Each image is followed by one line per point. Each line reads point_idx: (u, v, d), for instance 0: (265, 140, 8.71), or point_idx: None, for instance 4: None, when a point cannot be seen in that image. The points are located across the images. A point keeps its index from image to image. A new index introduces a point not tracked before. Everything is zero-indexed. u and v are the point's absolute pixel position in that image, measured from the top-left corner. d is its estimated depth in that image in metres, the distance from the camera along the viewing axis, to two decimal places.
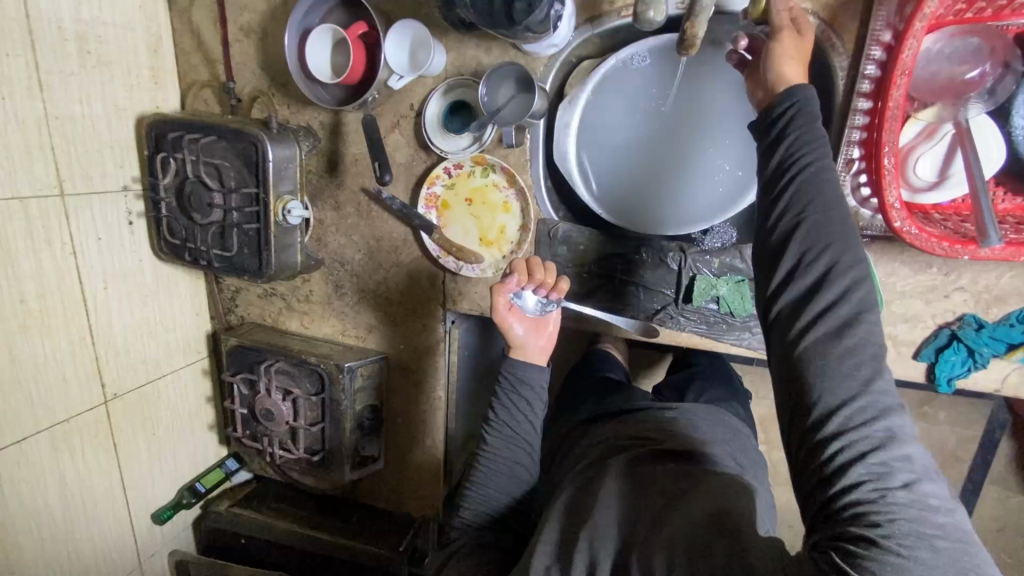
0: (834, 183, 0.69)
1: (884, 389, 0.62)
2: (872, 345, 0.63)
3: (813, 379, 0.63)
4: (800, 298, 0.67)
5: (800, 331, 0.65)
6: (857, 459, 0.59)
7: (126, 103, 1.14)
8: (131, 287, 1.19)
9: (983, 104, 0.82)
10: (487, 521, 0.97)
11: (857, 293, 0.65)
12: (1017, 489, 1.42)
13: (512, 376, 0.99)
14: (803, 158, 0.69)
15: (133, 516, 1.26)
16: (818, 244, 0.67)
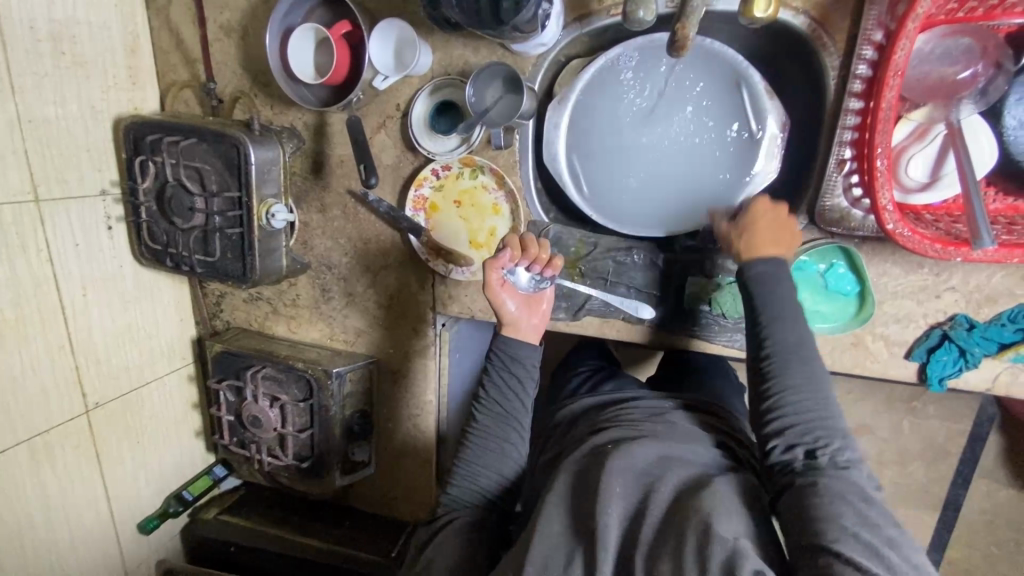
0: (803, 345, 0.82)
1: (876, 519, 0.69)
2: (858, 485, 0.73)
3: (813, 497, 0.71)
4: (793, 451, 0.77)
5: (794, 474, 0.76)
6: (863, 554, 0.64)
7: (103, 105, 1.10)
8: (111, 292, 1.16)
9: (975, 104, 0.81)
10: (473, 499, 0.93)
11: (837, 437, 0.77)
12: (1005, 482, 1.44)
13: (503, 353, 0.96)
14: (774, 332, 0.82)
15: (118, 527, 1.24)
16: (796, 401, 0.79)
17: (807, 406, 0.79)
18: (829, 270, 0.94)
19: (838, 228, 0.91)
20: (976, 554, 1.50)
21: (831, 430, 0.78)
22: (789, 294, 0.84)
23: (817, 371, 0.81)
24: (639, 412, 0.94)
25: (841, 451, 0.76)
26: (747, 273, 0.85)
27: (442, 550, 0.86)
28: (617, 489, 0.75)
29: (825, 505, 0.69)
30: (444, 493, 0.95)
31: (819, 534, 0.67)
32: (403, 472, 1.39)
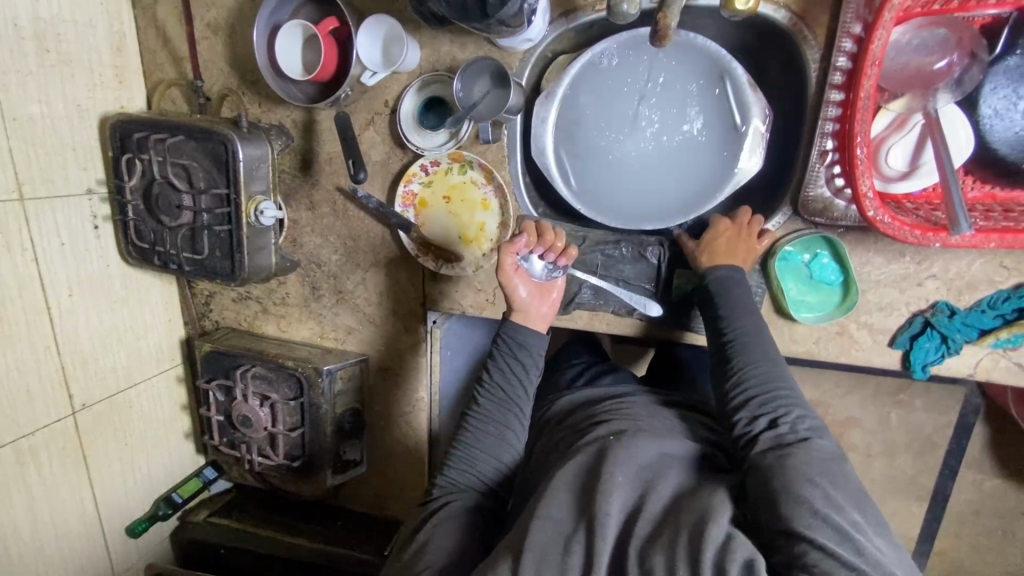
0: (760, 335, 0.89)
1: (844, 492, 0.70)
2: (824, 457, 0.75)
3: (777, 472, 0.73)
4: (755, 425, 0.81)
5: (757, 442, 0.79)
6: (832, 539, 0.65)
7: (89, 104, 1.09)
8: (98, 292, 1.15)
9: (951, 94, 0.82)
10: (470, 483, 0.91)
11: (796, 411, 0.81)
12: (991, 471, 1.46)
13: (511, 340, 0.97)
14: (733, 322, 0.90)
15: (106, 530, 1.22)
16: (756, 381, 0.85)
17: (767, 385, 0.84)
18: (814, 260, 0.96)
19: (821, 218, 0.93)
20: (964, 543, 1.52)
21: (791, 407, 0.82)
22: (746, 293, 0.92)
23: (775, 357, 0.87)
24: (637, 407, 0.94)
25: (801, 423, 0.80)
26: (710, 274, 0.94)
27: (438, 531, 0.84)
28: (618, 479, 0.75)
29: (791, 485, 0.70)
30: (440, 476, 0.93)
31: (787, 518, 0.67)
32: (394, 471, 1.39)
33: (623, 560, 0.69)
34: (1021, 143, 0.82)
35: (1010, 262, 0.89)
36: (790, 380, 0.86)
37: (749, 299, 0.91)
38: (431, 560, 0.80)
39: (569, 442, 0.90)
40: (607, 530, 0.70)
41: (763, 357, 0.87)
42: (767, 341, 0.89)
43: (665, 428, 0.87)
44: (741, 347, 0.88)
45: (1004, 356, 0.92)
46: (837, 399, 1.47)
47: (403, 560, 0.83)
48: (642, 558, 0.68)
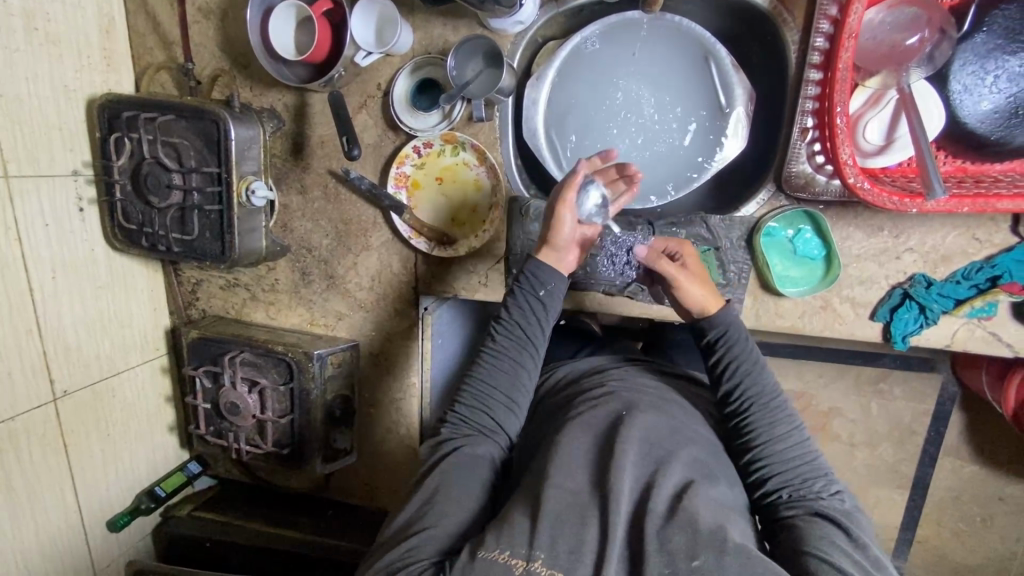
0: (774, 396, 0.87)
1: (860, 532, 0.74)
2: (842, 507, 0.78)
3: (804, 530, 0.74)
4: (775, 485, 0.81)
5: (780, 506, 0.79)
6: (853, 568, 0.68)
7: (76, 85, 1.08)
8: (83, 276, 1.13)
9: (923, 71, 0.87)
10: (480, 424, 0.91)
11: (813, 469, 0.82)
12: (970, 457, 1.49)
13: (533, 278, 0.94)
14: (745, 382, 0.89)
15: (86, 523, 1.19)
16: (770, 440, 0.84)
17: (784, 447, 0.84)
18: (797, 235, 1.00)
19: (804, 193, 0.96)
20: (945, 529, 1.55)
21: (810, 469, 0.82)
22: (749, 340, 0.91)
23: (789, 416, 0.86)
24: (635, 376, 0.96)
25: (821, 485, 0.80)
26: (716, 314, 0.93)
27: (450, 474, 0.83)
28: (629, 458, 0.74)
29: (816, 528, 0.73)
30: (450, 416, 0.92)
31: (807, 541, 0.72)
32: (384, 461, 1.37)
33: (641, 529, 0.68)
34: (989, 117, 0.87)
35: (982, 234, 0.94)
36: (803, 433, 0.86)
37: (753, 352, 0.90)
38: (444, 504, 0.79)
39: (571, 408, 0.90)
40: (622, 497, 0.70)
41: (774, 414, 0.86)
42: (779, 395, 0.88)
43: (665, 403, 0.88)
44: (752, 405, 0.87)
45: (979, 326, 0.96)
46: (821, 388, 1.47)
47: (410, 504, 0.81)
48: (662, 532, 0.67)
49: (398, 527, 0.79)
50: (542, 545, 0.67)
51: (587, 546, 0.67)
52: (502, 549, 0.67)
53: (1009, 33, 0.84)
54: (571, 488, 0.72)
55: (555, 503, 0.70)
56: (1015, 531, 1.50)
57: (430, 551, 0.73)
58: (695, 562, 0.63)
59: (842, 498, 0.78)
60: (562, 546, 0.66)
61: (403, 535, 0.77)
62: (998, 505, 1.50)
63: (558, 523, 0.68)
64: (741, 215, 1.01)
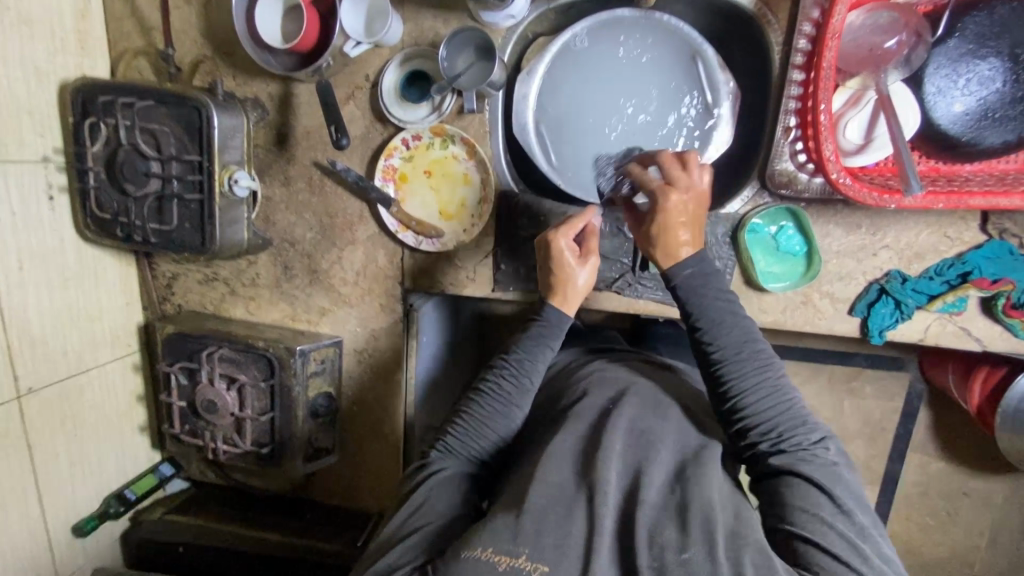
0: (749, 347, 0.84)
1: (841, 487, 0.74)
2: (825, 458, 0.77)
3: (792, 494, 0.74)
4: (760, 443, 0.80)
5: (765, 464, 0.79)
6: (838, 538, 0.69)
7: (49, 67, 1.04)
8: (52, 267, 1.08)
9: (899, 73, 0.92)
10: (468, 454, 0.88)
11: (796, 422, 0.80)
12: (936, 454, 1.54)
13: (539, 323, 0.94)
14: (715, 334, 0.85)
15: (50, 527, 1.12)
16: (750, 398, 0.81)
17: (761, 396, 0.81)
18: (780, 232, 1.02)
19: (787, 190, 0.99)
20: (913, 523, 1.59)
21: (790, 418, 0.80)
22: (718, 293, 0.87)
23: (764, 362, 0.83)
24: (625, 369, 0.96)
25: (802, 435, 0.79)
26: (676, 278, 0.87)
27: (432, 492, 0.81)
28: (616, 449, 0.74)
29: (803, 499, 0.73)
30: (439, 442, 0.89)
31: (794, 521, 0.71)
32: (366, 461, 1.34)
33: (630, 520, 0.67)
34: (960, 119, 0.92)
35: (953, 232, 0.98)
36: (783, 380, 0.83)
37: (720, 306, 0.86)
38: (423, 520, 0.77)
39: (559, 407, 0.89)
40: (610, 490, 0.69)
41: (752, 367, 0.83)
42: (756, 344, 0.84)
43: (657, 392, 0.88)
44: (730, 363, 0.83)
45: (950, 321, 1.00)
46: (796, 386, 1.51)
47: (393, 519, 0.80)
48: (651, 526, 0.66)
49: (384, 535, 0.78)
50: (528, 540, 0.65)
51: (575, 540, 0.66)
52: (486, 546, 0.65)
53: (979, 39, 0.89)
54: (559, 482, 0.71)
55: (543, 497, 0.69)
56: (978, 525, 1.55)
57: (409, 559, 0.72)
58: (684, 554, 0.63)
59: (825, 450, 0.78)
60: (548, 539, 0.65)
61: (387, 545, 0.76)
62: (963, 499, 1.55)
63: (546, 516, 0.67)
64: (726, 212, 1.03)
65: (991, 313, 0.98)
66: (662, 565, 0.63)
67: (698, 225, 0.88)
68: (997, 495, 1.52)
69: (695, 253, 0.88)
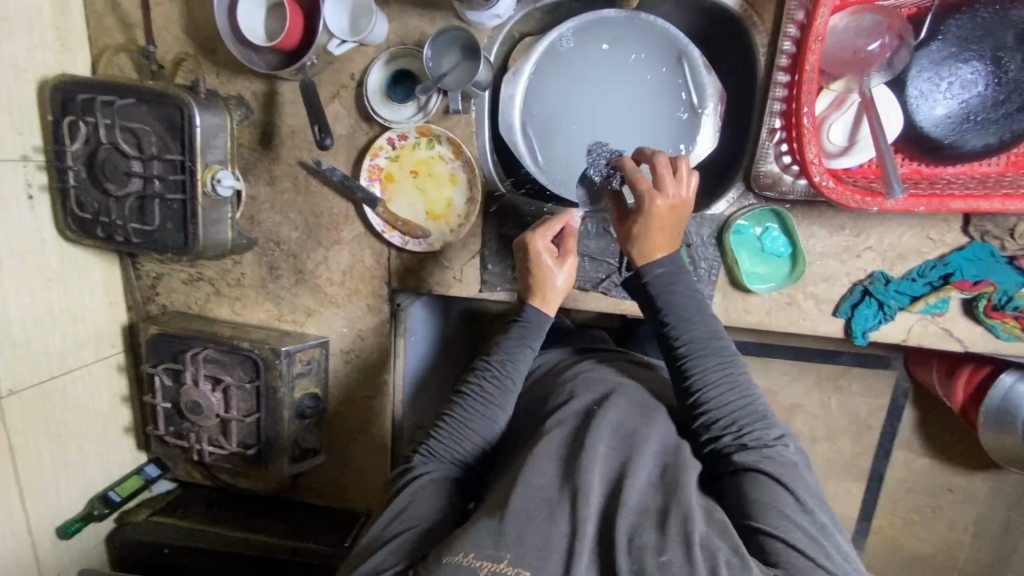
0: (713, 343, 0.86)
1: (802, 485, 0.75)
2: (785, 455, 0.78)
3: (751, 486, 0.74)
4: (720, 437, 0.81)
5: (725, 457, 0.79)
6: (799, 535, 0.68)
7: (28, 64, 1.02)
8: (33, 268, 1.06)
9: (883, 76, 0.92)
10: (451, 456, 0.88)
11: (756, 419, 0.81)
12: (920, 451, 1.56)
13: (522, 324, 0.94)
14: (681, 328, 0.87)
15: (33, 530, 1.11)
16: (712, 391, 0.83)
17: (723, 391, 0.83)
18: (764, 233, 1.03)
19: (771, 191, 0.99)
20: (898, 519, 1.61)
21: (752, 414, 0.82)
22: (687, 290, 0.89)
23: (727, 358, 0.85)
24: (609, 370, 0.96)
25: (763, 430, 0.80)
26: (648, 276, 0.89)
27: (416, 496, 0.81)
28: (599, 451, 0.74)
29: (767, 495, 0.72)
30: (423, 447, 0.89)
31: (761, 518, 0.70)
32: (354, 461, 1.33)
33: (612, 524, 0.68)
34: (942, 122, 0.92)
35: (935, 234, 0.98)
36: (745, 378, 0.84)
37: (685, 301, 0.88)
38: (404, 525, 0.77)
39: (544, 409, 0.89)
40: (593, 493, 0.69)
41: (714, 363, 0.85)
42: (718, 341, 0.86)
43: (643, 394, 0.89)
44: (694, 357, 0.85)
45: (932, 321, 1.01)
46: (783, 384, 1.52)
47: (376, 524, 0.80)
48: (633, 529, 0.66)
49: (367, 541, 0.78)
50: (510, 545, 0.65)
51: (558, 544, 0.66)
52: (468, 551, 0.65)
53: (962, 42, 0.90)
54: (541, 485, 0.71)
55: (526, 501, 0.69)
56: (961, 521, 1.57)
57: (390, 564, 0.71)
58: (664, 558, 0.63)
59: (784, 447, 0.79)
60: (530, 544, 0.65)
61: (370, 550, 0.76)
62: (947, 495, 1.56)
63: (528, 520, 0.67)
64: (711, 213, 1.04)
65: (973, 314, 0.99)
66: (642, 568, 0.63)
67: (677, 227, 0.89)
68: (980, 492, 1.54)
69: (671, 254, 0.89)
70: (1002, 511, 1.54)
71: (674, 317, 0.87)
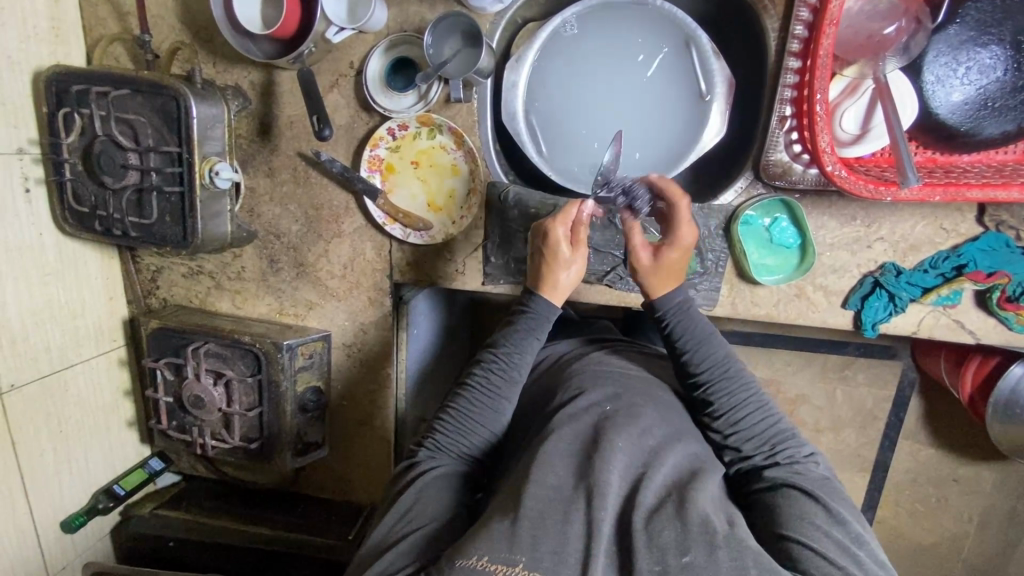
0: (732, 363, 0.86)
1: (837, 500, 0.73)
2: (816, 469, 0.78)
3: (783, 502, 0.72)
4: (751, 457, 0.81)
5: (758, 476, 0.79)
6: (830, 545, 0.66)
7: (21, 55, 1.00)
8: (31, 263, 1.05)
9: (898, 60, 0.89)
10: (457, 450, 0.87)
11: (785, 437, 0.81)
12: (927, 442, 1.54)
13: (532, 315, 0.92)
14: (699, 354, 0.86)
15: (38, 524, 1.11)
16: (737, 413, 0.83)
17: (747, 411, 0.83)
18: (773, 224, 1.01)
19: (781, 181, 0.96)
20: (902, 510, 1.60)
21: (779, 430, 0.82)
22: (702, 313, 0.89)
23: (748, 377, 0.85)
24: (617, 364, 0.95)
25: (792, 447, 0.80)
26: (663, 304, 0.90)
27: (424, 492, 0.80)
28: (612, 450, 0.72)
29: (796, 506, 0.71)
30: (428, 440, 0.88)
31: (790, 527, 0.69)
32: (357, 454, 1.33)
33: (626, 524, 0.66)
34: (958, 108, 0.90)
35: (948, 224, 0.96)
36: (767, 396, 0.85)
37: (701, 325, 0.88)
38: (414, 525, 0.76)
39: (552, 404, 0.87)
40: (607, 493, 0.68)
41: (736, 384, 0.84)
42: (737, 362, 0.86)
43: (653, 389, 0.88)
44: (716, 380, 0.85)
45: (944, 313, 0.99)
46: (787, 375, 1.51)
47: (383, 522, 0.78)
48: (649, 529, 0.65)
49: (375, 541, 0.76)
50: (524, 548, 0.64)
51: (572, 546, 0.65)
52: (481, 555, 0.63)
53: (980, 25, 0.88)
54: (553, 485, 0.70)
55: (539, 501, 0.68)
56: (966, 512, 1.57)
57: (401, 566, 0.70)
58: (684, 558, 0.62)
59: (814, 462, 0.79)
60: (545, 548, 0.64)
61: (380, 550, 0.75)
62: (952, 486, 1.56)
63: (541, 522, 0.66)
64: (719, 204, 1.02)
65: (986, 306, 0.97)
66: (664, 570, 0.62)
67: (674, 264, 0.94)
68: (985, 483, 1.53)
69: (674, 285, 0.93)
70: (1008, 502, 1.53)
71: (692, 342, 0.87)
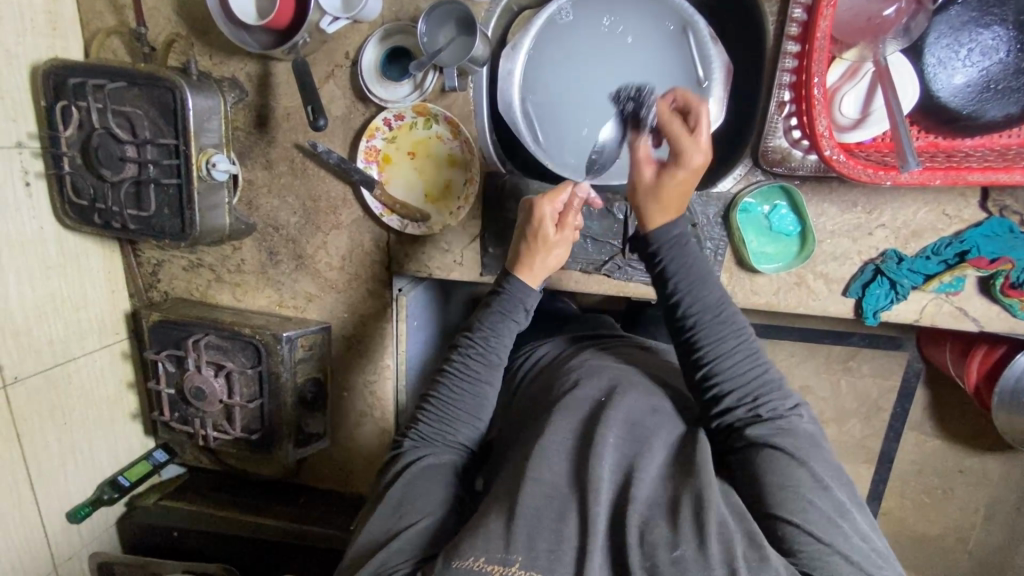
0: (723, 310, 0.83)
1: (822, 462, 0.72)
2: (801, 426, 0.76)
3: (768, 467, 0.71)
4: (734, 408, 0.78)
5: (740, 427, 0.77)
6: (817, 518, 0.66)
7: (18, 48, 1.00)
8: (33, 255, 1.06)
9: (899, 43, 0.88)
10: (443, 438, 0.87)
11: (770, 391, 0.79)
12: (934, 432, 1.53)
13: (509, 297, 0.91)
14: (691, 295, 0.84)
15: (44, 516, 1.12)
16: (725, 362, 0.80)
17: (734, 360, 0.80)
18: (773, 211, 1.00)
19: (780, 168, 0.95)
20: (907, 501, 1.59)
21: (765, 384, 0.79)
22: (696, 255, 0.87)
23: (740, 327, 0.83)
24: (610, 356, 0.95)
25: (778, 401, 0.78)
26: (654, 239, 0.87)
27: (413, 483, 0.80)
28: (607, 443, 0.72)
29: (785, 477, 0.69)
30: (412, 430, 0.88)
31: (780, 504, 0.68)
32: (358, 444, 1.34)
33: (620, 519, 0.66)
34: (961, 91, 0.89)
35: (951, 210, 0.95)
36: (757, 349, 0.82)
37: (692, 269, 0.85)
38: (407, 521, 0.75)
39: (548, 398, 0.88)
40: (601, 489, 0.68)
41: (725, 331, 0.82)
42: (728, 311, 0.84)
43: (646, 377, 0.88)
44: (706, 326, 0.83)
45: (947, 300, 0.98)
46: (792, 366, 1.49)
47: (375, 517, 0.78)
48: (642, 524, 0.65)
49: (368, 537, 0.76)
50: (519, 548, 0.64)
51: (567, 543, 0.65)
52: (478, 556, 0.64)
53: (982, 6, 0.88)
54: (549, 481, 0.70)
55: (534, 497, 0.68)
56: (972, 503, 1.55)
57: (398, 564, 0.70)
58: (676, 552, 0.62)
59: (799, 418, 0.77)
60: (541, 545, 0.64)
61: (374, 546, 0.74)
62: (958, 477, 1.54)
63: (536, 520, 0.66)
64: (717, 191, 1.01)
65: (989, 293, 0.95)
66: (655, 565, 0.61)
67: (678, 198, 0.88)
68: (993, 474, 1.52)
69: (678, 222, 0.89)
70: (1016, 494, 1.51)
71: (683, 283, 0.84)
